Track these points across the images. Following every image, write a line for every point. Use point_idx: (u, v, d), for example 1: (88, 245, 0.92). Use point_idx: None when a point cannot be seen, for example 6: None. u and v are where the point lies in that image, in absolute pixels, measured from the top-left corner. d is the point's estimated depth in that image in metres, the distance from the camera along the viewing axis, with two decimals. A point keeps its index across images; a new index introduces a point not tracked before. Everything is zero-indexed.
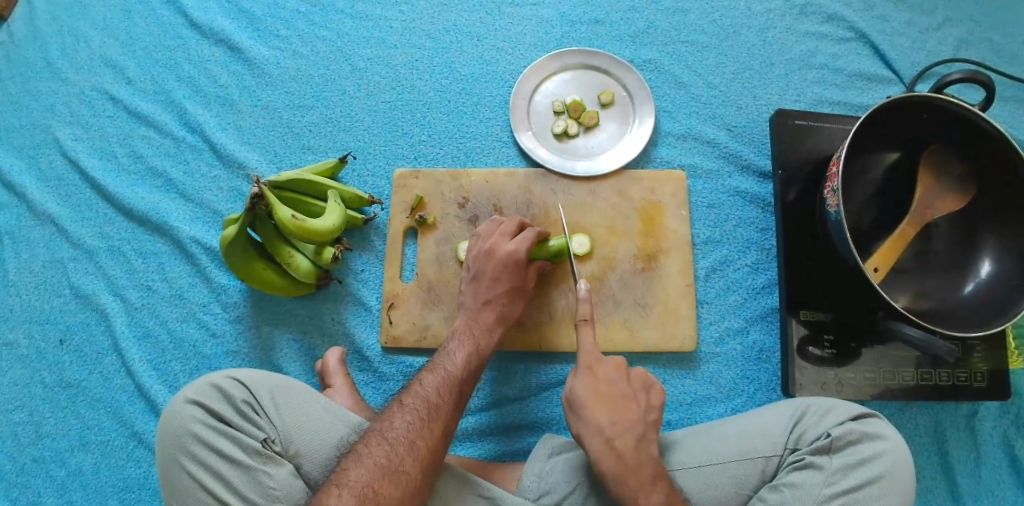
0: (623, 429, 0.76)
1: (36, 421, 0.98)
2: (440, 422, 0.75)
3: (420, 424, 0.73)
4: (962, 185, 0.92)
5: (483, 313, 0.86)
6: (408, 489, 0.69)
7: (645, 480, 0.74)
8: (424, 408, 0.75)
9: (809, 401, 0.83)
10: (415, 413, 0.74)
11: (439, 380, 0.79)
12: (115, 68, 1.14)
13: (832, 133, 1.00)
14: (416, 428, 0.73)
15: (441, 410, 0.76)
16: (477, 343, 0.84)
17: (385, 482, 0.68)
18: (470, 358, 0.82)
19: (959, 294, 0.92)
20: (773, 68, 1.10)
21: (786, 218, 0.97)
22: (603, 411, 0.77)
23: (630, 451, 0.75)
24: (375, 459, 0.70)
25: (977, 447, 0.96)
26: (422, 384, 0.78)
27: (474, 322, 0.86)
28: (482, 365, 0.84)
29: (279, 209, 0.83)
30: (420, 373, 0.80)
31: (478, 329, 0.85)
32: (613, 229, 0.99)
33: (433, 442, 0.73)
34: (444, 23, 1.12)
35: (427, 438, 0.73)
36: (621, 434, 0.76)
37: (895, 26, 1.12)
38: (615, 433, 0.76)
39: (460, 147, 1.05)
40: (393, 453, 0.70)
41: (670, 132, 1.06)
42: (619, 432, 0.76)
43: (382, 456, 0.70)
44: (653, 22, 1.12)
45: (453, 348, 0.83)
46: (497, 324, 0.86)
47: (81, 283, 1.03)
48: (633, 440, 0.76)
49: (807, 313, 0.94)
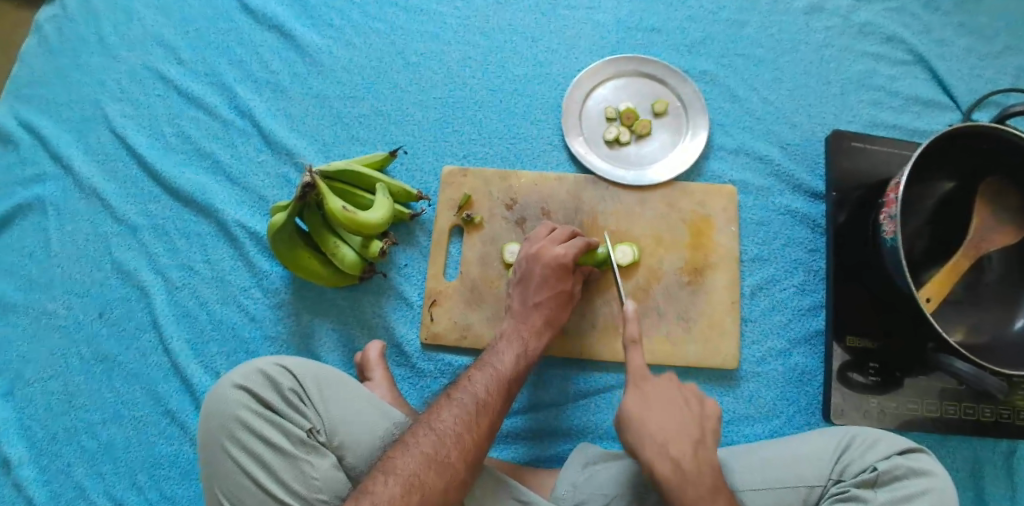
0: None
1: (71, 392, 0.99)
2: (487, 418, 0.73)
3: (466, 418, 0.72)
4: (1018, 219, 0.91)
5: (534, 315, 0.85)
6: (453, 481, 0.68)
7: None
8: (471, 404, 0.74)
9: (855, 430, 0.82)
10: (462, 407, 0.73)
11: (491, 378, 0.78)
12: (168, 48, 1.14)
13: (887, 157, 0.98)
14: (463, 422, 0.72)
15: (489, 405, 0.75)
16: (525, 344, 0.83)
17: (430, 472, 0.68)
18: (519, 358, 0.81)
19: (1010, 330, 0.90)
20: (830, 86, 1.08)
21: (838, 240, 0.96)
22: (670, 452, 0.72)
23: None
24: (422, 449, 0.69)
25: (1014, 485, 0.94)
26: (472, 380, 0.77)
27: (522, 324, 0.85)
28: (531, 366, 0.83)
29: (331, 200, 0.83)
30: (468, 370, 0.79)
31: (525, 330, 0.85)
32: (660, 240, 0.98)
33: (480, 438, 0.72)
34: (499, 23, 1.11)
35: (474, 431, 0.72)
36: None
37: (954, 51, 1.10)
38: None
39: (510, 147, 1.05)
40: (440, 445, 0.70)
41: (722, 145, 1.05)
42: None
43: (429, 447, 0.69)
44: (709, 33, 1.10)
45: (503, 347, 0.83)
46: (547, 330, 0.86)
47: (123, 259, 1.04)
48: None
49: (853, 339, 0.93)
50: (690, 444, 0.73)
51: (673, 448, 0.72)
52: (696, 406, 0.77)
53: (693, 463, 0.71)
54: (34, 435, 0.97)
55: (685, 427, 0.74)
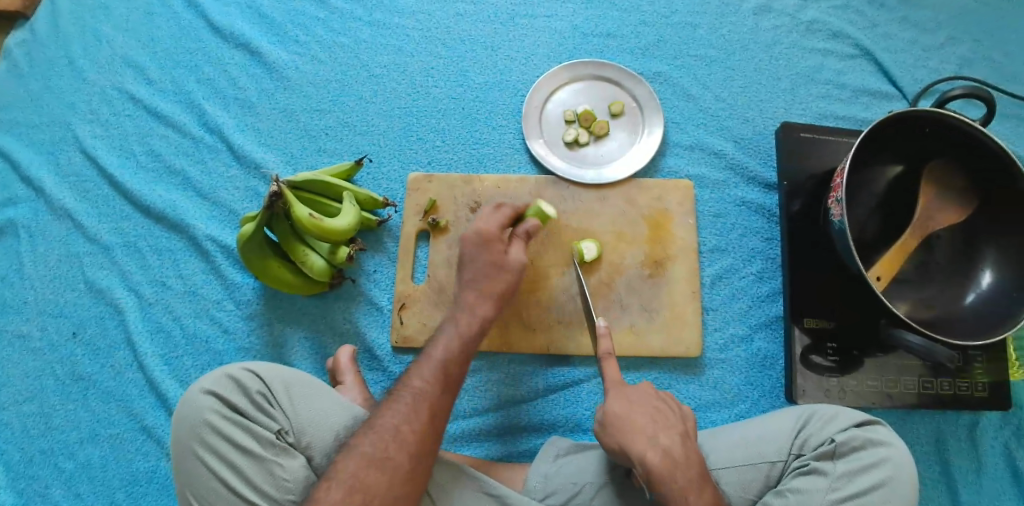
0: (664, 425, 0.78)
1: (46, 413, 1.00)
2: (426, 409, 0.75)
3: (404, 412, 0.74)
4: (962, 199, 0.94)
5: (479, 305, 0.86)
6: (397, 476, 0.70)
7: (694, 477, 0.74)
8: (410, 398, 0.76)
9: (814, 407, 0.84)
10: (400, 403, 0.75)
11: (432, 371, 0.79)
12: (137, 69, 1.16)
13: (836, 146, 1.02)
14: (401, 417, 0.74)
15: (427, 397, 0.76)
16: (467, 329, 0.83)
17: (370, 471, 0.69)
18: (461, 346, 0.82)
19: (961, 304, 0.93)
20: (780, 82, 1.13)
21: (791, 228, 0.99)
22: (660, 441, 0.76)
23: (676, 445, 0.76)
24: (362, 449, 0.71)
25: (978, 457, 0.97)
26: (412, 375, 0.78)
27: (467, 313, 0.85)
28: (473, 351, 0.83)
29: (297, 208, 0.85)
30: (411, 365, 0.81)
31: (469, 316, 0.85)
32: (621, 235, 1.01)
33: (418, 430, 0.73)
34: (460, 33, 1.15)
35: (413, 425, 0.73)
36: (664, 432, 0.78)
37: (898, 44, 1.15)
38: (678, 467, 0.74)
39: (473, 153, 1.08)
40: (380, 443, 0.71)
41: (679, 142, 1.08)
42: (659, 428, 0.78)
43: (368, 446, 0.71)
44: (662, 36, 1.15)
45: (444, 336, 0.83)
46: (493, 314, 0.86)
47: (96, 278, 1.05)
48: (677, 436, 0.78)
49: (811, 321, 0.96)
50: (677, 436, 0.78)
51: (663, 438, 0.77)
52: (679, 410, 0.82)
53: (683, 452, 0.76)
54: (10, 457, 0.98)
55: (671, 421, 0.79)
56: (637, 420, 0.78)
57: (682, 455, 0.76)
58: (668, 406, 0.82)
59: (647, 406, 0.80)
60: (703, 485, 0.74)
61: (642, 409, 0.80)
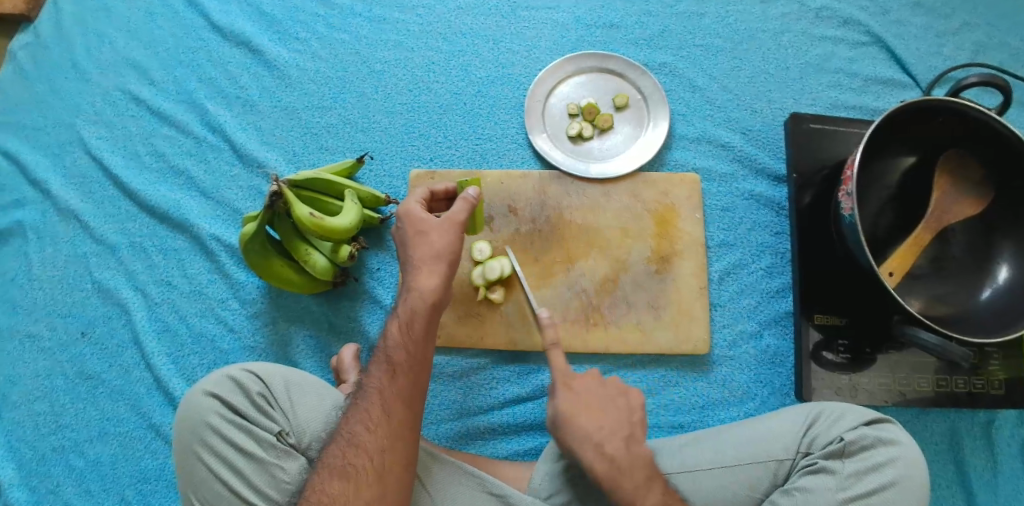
0: (609, 431, 0.77)
1: (56, 412, 1.00)
2: (377, 408, 0.73)
3: (358, 416, 0.73)
4: (978, 191, 0.91)
5: (427, 289, 0.77)
6: (361, 478, 0.69)
7: (640, 481, 0.74)
8: (369, 400, 0.73)
9: (822, 405, 0.82)
10: (353, 406, 0.74)
11: (383, 367, 0.75)
12: (140, 69, 1.16)
13: (848, 137, 0.99)
14: (355, 421, 0.72)
15: (376, 395, 0.73)
16: (411, 314, 0.77)
17: (332, 481, 0.69)
18: (407, 329, 0.76)
19: (977, 300, 0.91)
20: (788, 71, 1.10)
21: (802, 222, 0.97)
22: (605, 449, 0.75)
23: (621, 453, 0.76)
24: (325, 459, 0.71)
25: (994, 456, 0.95)
26: (369, 374, 0.76)
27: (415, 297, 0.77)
28: (425, 332, 0.77)
29: (298, 208, 0.84)
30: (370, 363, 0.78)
31: (411, 301, 0.77)
32: (626, 231, 0.99)
33: (373, 430, 0.71)
34: (460, 27, 1.13)
35: (367, 424, 0.72)
36: (609, 438, 0.76)
37: (911, 31, 1.12)
38: (622, 473, 0.75)
39: (476, 149, 1.07)
40: (343, 452, 0.70)
41: (684, 135, 1.06)
42: (606, 436, 0.76)
43: (330, 456, 0.71)
44: (667, 26, 1.12)
45: (388, 326, 0.78)
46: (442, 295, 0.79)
47: (102, 278, 1.05)
48: (621, 442, 0.76)
49: (821, 317, 0.94)
50: (622, 442, 0.77)
51: (609, 445, 0.76)
52: (625, 402, 0.80)
53: (626, 456, 0.76)
54: (21, 455, 0.98)
55: (618, 426, 0.78)
56: (585, 425, 0.77)
57: (626, 463, 0.75)
58: (613, 405, 0.80)
59: (591, 407, 0.79)
60: (649, 489, 0.74)
61: (591, 417, 0.78)
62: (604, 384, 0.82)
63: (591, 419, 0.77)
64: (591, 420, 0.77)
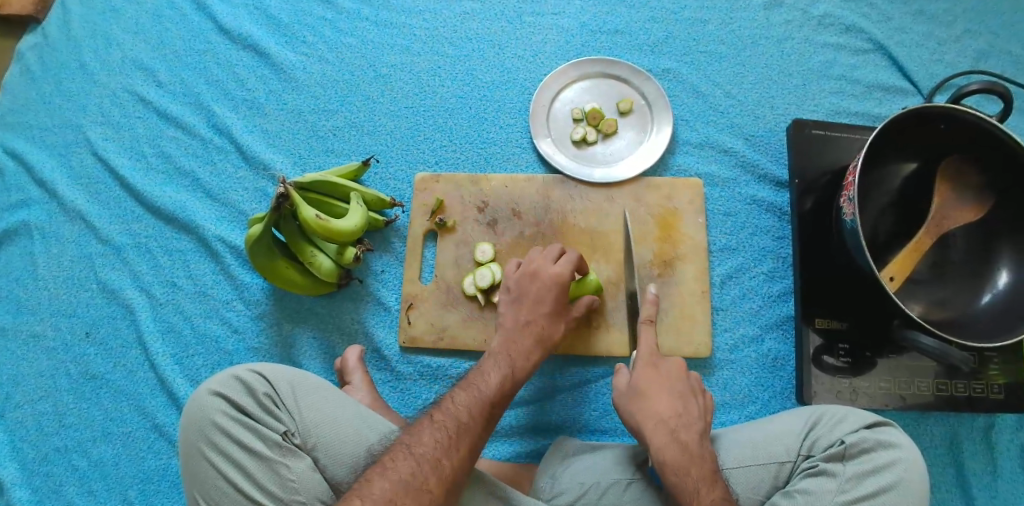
0: (686, 422, 0.79)
1: (60, 411, 1.01)
2: (468, 439, 0.74)
3: (446, 440, 0.72)
4: (977, 198, 0.92)
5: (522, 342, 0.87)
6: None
7: (705, 475, 0.74)
8: (453, 426, 0.74)
9: (823, 408, 0.83)
10: (445, 429, 0.73)
11: (479, 403, 0.78)
12: (146, 71, 1.17)
13: (850, 143, 1.00)
14: (444, 445, 0.72)
15: (472, 428, 0.75)
16: (513, 365, 0.85)
17: (405, 498, 0.67)
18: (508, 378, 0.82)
19: (976, 305, 0.91)
20: (791, 78, 1.11)
21: (803, 226, 0.98)
22: (679, 437, 0.77)
23: (695, 443, 0.77)
24: (398, 474, 0.68)
25: (993, 460, 0.96)
26: (457, 402, 0.77)
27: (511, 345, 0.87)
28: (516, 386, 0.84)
29: (304, 209, 0.85)
30: (454, 390, 0.79)
31: (513, 350, 0.86)
32: (630, 234, 1.00)
33: (460, 461, 0.72)
34: (466, 32, 1.14)
35: (452, 454, 0.72)
36: (685, 428, 0.78)
37: (912, 38, 1.13)
38: (692, 463, 0.75)
39: (481, 152, 1.07)
40: (418, 469, 0.69)
41: (687, 140, 1.07)
42: (682, 424, 0.78)
43: (406, 471, 0.69)
44: (671, 32, 1.13)
45: (490, 368, 0.83)
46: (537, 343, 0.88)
47: (107, 278, 1.06)
48: (696, 434, 0.78)
49: (823, 321, 0.94)
50: (698, 437, 0.78)
51: (683, 434, 0.78)
52: (700, 400, 0.82)
53: (699, 448, 0.77)
54: (25, 454, 0.99)
55: (688, 418, 0.79)
56: (661, 409, 0.80)
57: (699, 451, 0.76)
58: (691, 400, 0.81)
59: (666, 396, 0.81)
60: (714, 484, 0.73)
61: (668, 406, 0.80)
62: (687, 378, 0.84)
63: (668, 405, 0.80)
64: (665, 407, 0.80)
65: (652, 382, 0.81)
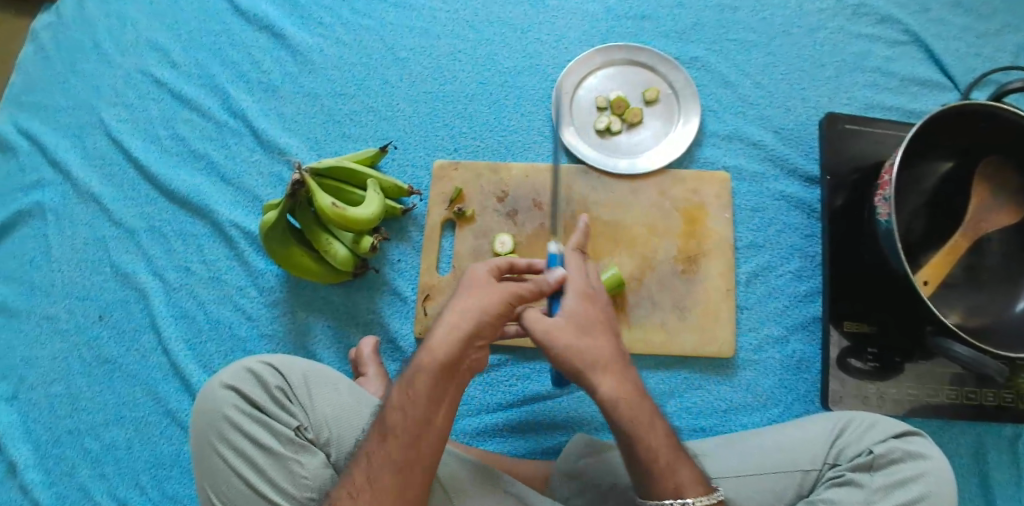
0: (610, 359, 0.69)
1: (73, 394, 1.00)
2: (386, 481, 0.64)
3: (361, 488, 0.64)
4: (1016, 201, 0.90)
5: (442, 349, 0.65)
6: None
7: (644, 418, 0.69)
8: (367, 471, 0.65)
9: (851, 415, 0.81)
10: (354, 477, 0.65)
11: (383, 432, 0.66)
12: (160, 51, 1.14)
13: (885, 138, 0.97)
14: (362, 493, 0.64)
15: (385, 468, 0.64)
16: (416, 378, 0.66)
17: None
18: (411, 396, 0.66)
19: (1011, 312, 0.87)
20: (823, 69, 1.07)
21: (833, 224, 0.95)
22: (615, 379, 0.69)
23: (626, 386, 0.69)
24: None
25: (1020, 470, 0.93)
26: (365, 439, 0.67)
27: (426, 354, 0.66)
28: (434, 392, 0.66)
29: (320, 197, 0.83)
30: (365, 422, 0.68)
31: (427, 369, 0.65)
32: (653, 228, 0.97)
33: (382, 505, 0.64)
34: (488, 15, 1.11)
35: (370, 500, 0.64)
36: (615, 370, 0.69)
37: (951, 30, 1.08)
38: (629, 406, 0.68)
39: (501, 140, 1.04)
40: None
41: (715, 132, 1.04)
42: (609, 362, 0.69)
43: None
44: (700, 19, 1.09)
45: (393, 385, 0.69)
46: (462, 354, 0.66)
47: (121, 262, 1.04)
48: (621, 370, 0.70)
49: (851, 324, 0.92)
50: (621, 371, 0.70)
51: (613, 371, 0.69)
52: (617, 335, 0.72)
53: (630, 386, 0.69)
54: (38, 436, 0.98)
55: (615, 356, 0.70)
56: (592, 352, 0.68)
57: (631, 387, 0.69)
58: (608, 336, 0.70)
59: (589, 332, 0.69)
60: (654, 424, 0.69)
61: (596, 347, 0.69)
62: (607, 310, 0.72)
63: (606, 347, 0.69)
64: (605, 349, 0.69)
65: (573, 324, 0.69)
